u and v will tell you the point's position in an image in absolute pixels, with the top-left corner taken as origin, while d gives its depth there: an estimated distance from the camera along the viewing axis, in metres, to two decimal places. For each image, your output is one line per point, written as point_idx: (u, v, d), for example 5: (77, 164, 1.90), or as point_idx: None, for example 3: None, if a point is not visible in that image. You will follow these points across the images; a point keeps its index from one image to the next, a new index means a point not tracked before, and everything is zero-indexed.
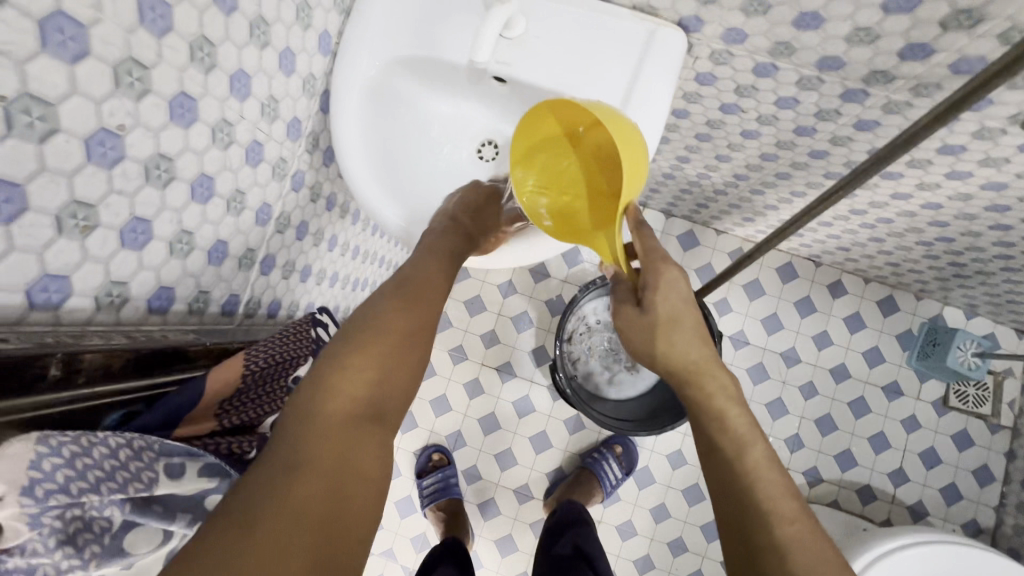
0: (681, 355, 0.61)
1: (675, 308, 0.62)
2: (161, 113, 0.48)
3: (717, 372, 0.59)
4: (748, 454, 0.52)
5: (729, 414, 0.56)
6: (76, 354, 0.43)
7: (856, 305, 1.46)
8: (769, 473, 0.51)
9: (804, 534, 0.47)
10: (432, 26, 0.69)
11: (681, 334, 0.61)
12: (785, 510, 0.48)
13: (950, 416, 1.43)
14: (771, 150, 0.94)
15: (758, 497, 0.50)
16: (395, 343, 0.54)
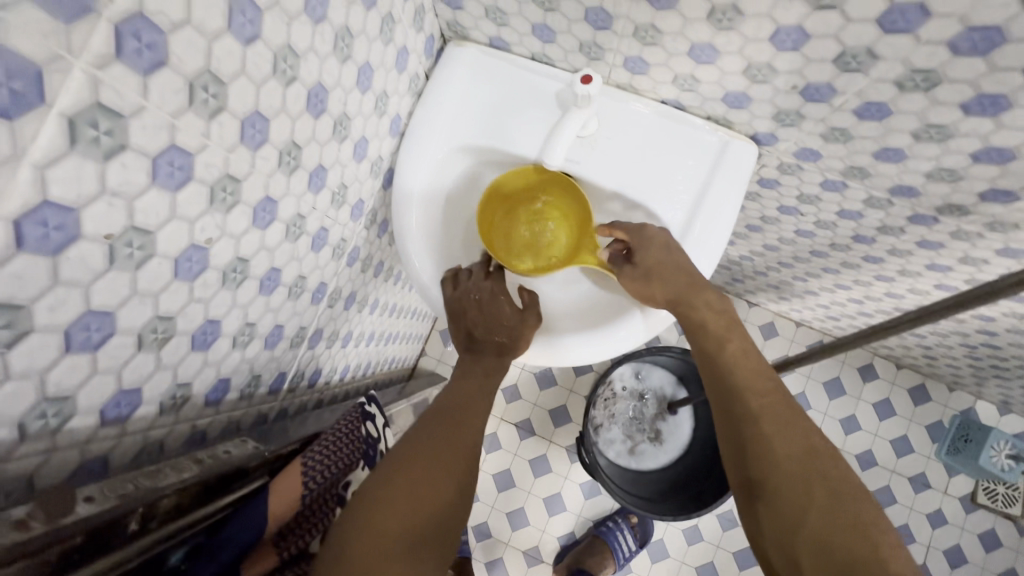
0: (683, 286, 0.61)
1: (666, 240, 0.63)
2: (245, 219, 0.47)
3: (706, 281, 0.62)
4: (732, 346, 0.58)
5: (714, 317, 0.60)
6: (155, 502, 0.41)
7: (886, 391, 1.44)
8: (752, 366, 0.56)
9: (780, 408, 0.52)
10: (504, 121, 0.71)
11: (678, 270, 0.62)
12: (762, 387, 0.54)
13: (979, 513, 1.38)
14: (823, 249, 0.93)
15: (740, 380, 0.55)
16: (432, 463, 0.55)
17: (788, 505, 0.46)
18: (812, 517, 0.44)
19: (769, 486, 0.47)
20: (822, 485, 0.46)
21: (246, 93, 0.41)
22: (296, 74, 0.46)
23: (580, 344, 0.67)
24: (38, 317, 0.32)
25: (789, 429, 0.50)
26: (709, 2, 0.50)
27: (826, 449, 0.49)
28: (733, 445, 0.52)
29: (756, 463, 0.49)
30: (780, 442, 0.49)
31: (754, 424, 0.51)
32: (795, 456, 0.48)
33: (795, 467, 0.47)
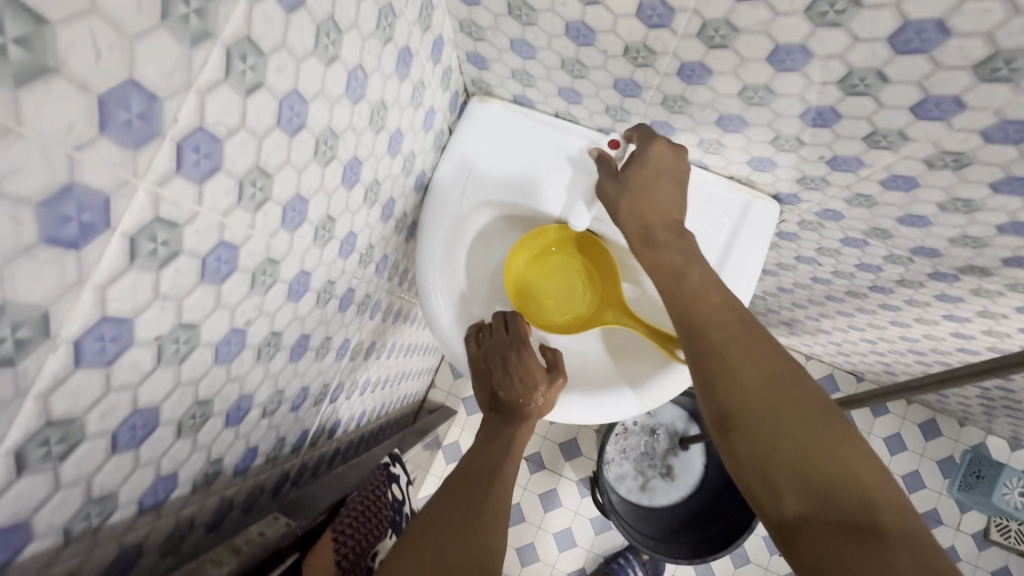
0: (657, 215, 0.58)
1: (660, 168, 0.58)
2: (281, 295, 0.47)
3: (675, 219, 0.58)
4: (695, 282, 0.53)
5: (677, 257, 0.55)
6: None
7: (896, 425, 1.44)
8: (715, 299, 0.51)
9: (746, 336, 0.47)
10: (527, 176, 0.71)
11: (655, 194, 0.58)
12: (724, 321, 0.49)
13: (992, 550, 1.37)
14: (838, 294, 0.94)
15: (703, 315, 0.51)
16: (460, 524, 0.53)
17: (761, 433, 0.42)
18: (786, 440, 0.41)
19: (739, 417, 0.43)
20: (793, 410, 0.42)
21: (289, 180, 0.42)
22: (334, 153, 0.47)
23: (573, 409, 0.67)
24: (89, 426, 0.32)
25: (754, 355, 0.45)
26: (741, 80, 0.50)
27: (798, 373, 0.45)
28: (699, 377, 0.48)
29: (723, 395, 0.45)
30: (748, 373, 0.45)
31: (718, 358, 0.47)
32: (762, 383, 0.44)
33: (766, 395, 0.43)
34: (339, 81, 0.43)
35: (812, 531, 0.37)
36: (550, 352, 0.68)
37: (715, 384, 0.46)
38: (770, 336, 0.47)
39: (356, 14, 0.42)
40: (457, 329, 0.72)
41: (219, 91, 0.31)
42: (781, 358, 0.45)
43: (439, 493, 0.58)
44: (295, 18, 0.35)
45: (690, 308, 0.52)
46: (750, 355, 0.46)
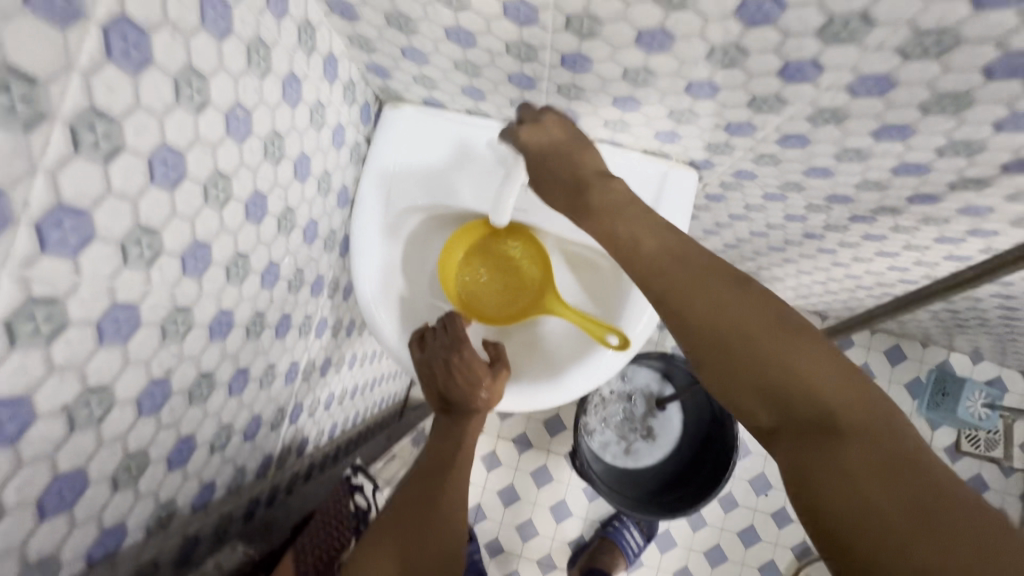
0: (561, 193, 0.53)
1: (546, 143, 0.54)
2: (203, 338, 0.48)
3: (587, 173, 0.52)
4: (624, 233, 0.48)
5: (598, 215, 0.50)
6: None
7: (862, 355, 1.49)
8: (648, 243, 0.46)
9: (688, 273, 0.43)
10: (448, 175, 0.72)
11: (555, 176, 0.53)
12: (664, 270, 0.44)
13: (964, 460, 1.45)
14: (779, 244, 0.97)
15: (643, 260, 0.46)
16: (416, 518, 0.56)
17: (720, 370, 0.40)
18: (745, 373, 0.39)
19: (705, 364, 0.41)
20: (747, 341, 0.39)
21: (181, 231, 0.42)
22: (229, 194, 0.47)
23: (530, 397, 0.70)
24: (7, 499, 0.34)
25: (699, 296, 0.41)
26: (620, 65, 0.51)
27: (751, 293, 0.41)
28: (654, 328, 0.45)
29: (691, 352, 0.42)
30: (702, 319, 0.41)
31: (667, 308, 0.43)
32: (711, 324, 0.40)
33: (716, 337, 0.40)
34: (216, 124, 0.43)
35: (790, 451, 0.36)
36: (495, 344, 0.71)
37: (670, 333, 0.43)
38: (713, 265, 0.43)
39: (219, 58, 0.42)
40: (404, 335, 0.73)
41: (73, 167, 0.32)
42: (727, 287, 0.42)
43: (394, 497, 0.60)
44: (144, 76, 0.36)
45: (627, 259, 0.47)
46: (693, 297, 0.42)
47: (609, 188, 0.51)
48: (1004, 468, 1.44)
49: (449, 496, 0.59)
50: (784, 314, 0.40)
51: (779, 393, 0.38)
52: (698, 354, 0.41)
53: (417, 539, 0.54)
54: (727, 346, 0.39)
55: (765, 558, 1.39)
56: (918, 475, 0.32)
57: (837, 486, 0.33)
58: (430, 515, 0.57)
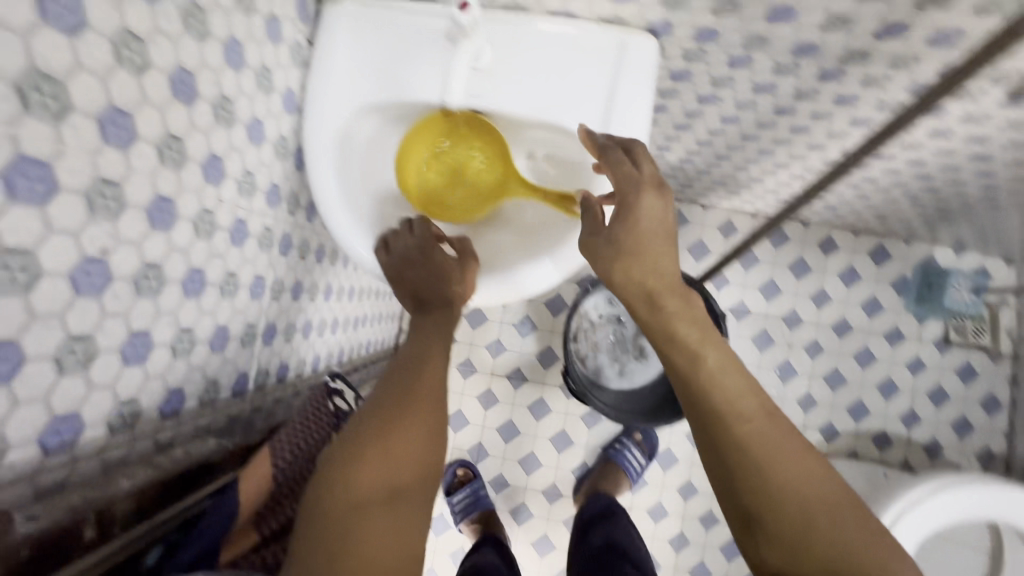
0: (649, 274, 0.57)
1: (643, 192, 0.58)
2: (141, 222, 0.46)
3: (666, 279, 0.57)
4: (709, 363, 0.55)
5: (688, 325, 0.56)
6: (106, 510, 0.47)
7: (848, 259, 1.48)
8: (734, 386, 0.54)
9: (769, 429, 0.53)
10: (398, 69, 0.68)
11: (647, 249, 0.57)
12: (746, 411, 0.53)
13: (953, 352, 1.46)
14: (752, 131, 0.94)
15: (724, 406, 0.53)
16: (397, 402, 0.55)
17: (795, 533, 0.49)
18: (819, 538, 0.48)
19: (776, 508, 0.50)
20: (821, 513, 0.49)
21: (93, 90, 0.39)
22: (147, 61, 0.44)
23: (515, 290, 0.69)
24: None
25: (783, 456, 0.51)
26: None
27: (812, 461, 0.52)
28: (727, 471, 0.52)
29: (769, 517, 0.50)
30: (781, 470, 0.51)
31: (750, 459, 0.51)
32: (796, 489, 0.50)
33: (798, 501, 0.50)
34: None
35: None
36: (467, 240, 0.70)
37: (750, 483, 0.51)
38: (786, 423, 0.54)
39: None
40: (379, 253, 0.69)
41: None
42: (800, 448, 0.52)
43: (374, 387, 0.58)
44: None
45: (712, 394, 0.54)
46: (781, 458, 0.51)
47: (684, 297, 0.58)
48: (993, 355, 1.46)
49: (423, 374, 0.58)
50: (836, 483, 0.52)
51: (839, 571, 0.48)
52: (775, 519, 0.50)
53: (392, 425, 0.53)
54: (803, 505, 0.50)
55: None
56: None
57: None
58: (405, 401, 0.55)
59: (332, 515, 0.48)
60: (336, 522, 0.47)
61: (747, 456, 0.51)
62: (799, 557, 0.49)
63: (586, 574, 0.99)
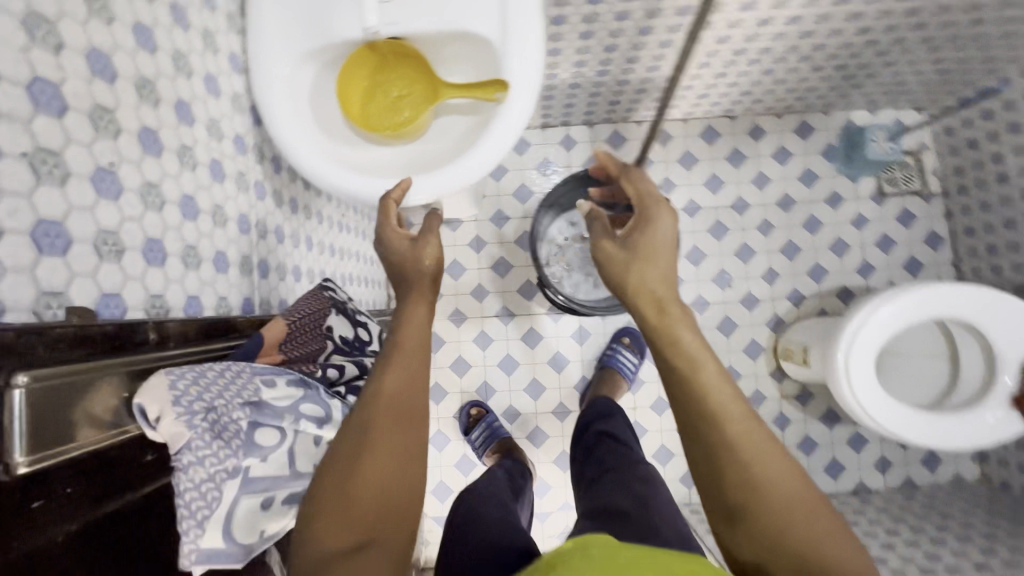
0: (654, 276, 0.67)
1: (658, 219, 0.71)
2: (136, 146, 0.57)
3: (671, 286, 0.67)
4: (709, 375, 0.61)
5: (693, 337, 0.63)
6: (163, 325, 0.56)
7: (777, 140, 1.61)
8: (730, 399, 0.60)
9: (757, 438, 0.58)
10: (321, 16, 0.78)
11: (654, 257, 0.68)
12: (737, 416, 0.59)
13: (889, 201, 1.60)
14: (646, 23, 1.06)
15: (714, 415, 0.59)
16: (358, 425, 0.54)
17: (776, 533, 0.54)
18: (797, 539, 0.53)
19: (758, 509, 0.55)
20: (798, 516, 0.54)
21: (76, 31, 0.50)
22: (112, 14, 0.55)
23: (475, 163, 0.79)
24: (3, 221, 0.42)
25: (767, 463, 0.56)
26: None
27: (793, 472, 0.57)
28: (716, 476, 0.57)
29: (750, 519, 0.55)
30: (769, 477, 0.56)
31: (740, 462, 0.56)
32: (779, 489, 0.55)
33: (779, 502, 0.55)
34: None
35: None
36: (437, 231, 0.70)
37: (736, 483, 0.56)
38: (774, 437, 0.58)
39: None
40: (356, 174, 0.80)
41: None
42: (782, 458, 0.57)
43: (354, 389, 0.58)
44: None
45: (703, 397, 0.59)
46: (769, 461, 0.56)
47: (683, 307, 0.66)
48: (925, 197, 1.60)
49: (400, 381, 0.57)
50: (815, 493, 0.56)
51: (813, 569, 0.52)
52: (757, 519, 0.55)
53: (353, 442, 0.53)
54: (782, 514, 0.54)
55: (747, 339, 1.56)
56: None
57: None
58: (374, 415, 0.54)
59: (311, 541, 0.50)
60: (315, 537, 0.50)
61: (735, 454, 0.57)
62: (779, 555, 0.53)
63: (585, 467, 1.09)
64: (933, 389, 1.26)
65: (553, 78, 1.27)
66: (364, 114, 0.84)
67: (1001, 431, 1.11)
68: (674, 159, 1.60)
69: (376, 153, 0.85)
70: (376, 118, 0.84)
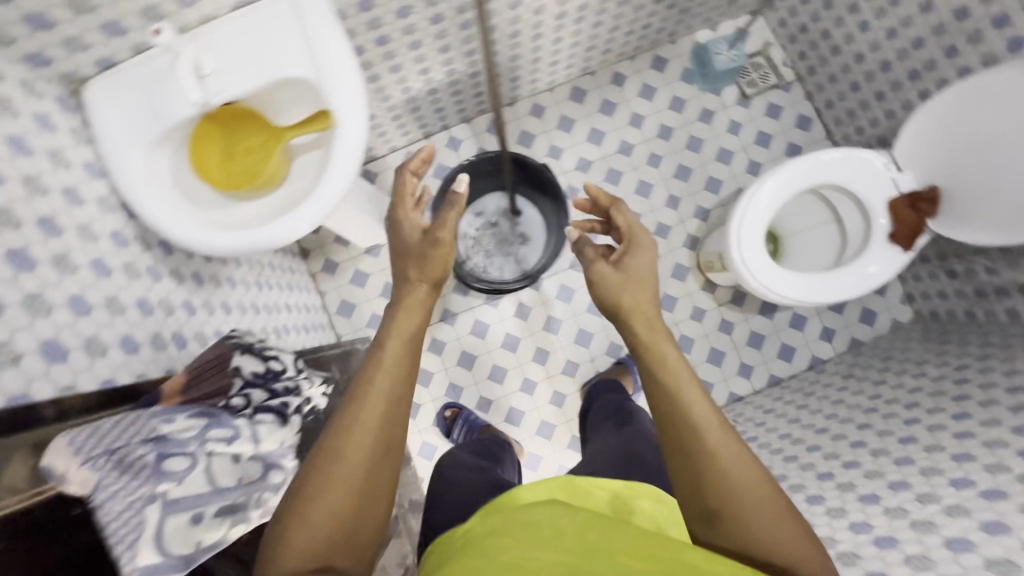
0: (636, 290, 0.98)
1: (640, 255, 1.02)
2: (6, 267, 0.65)
3: (646, 300, 0.97)
4: (675, 357, 0.88)
5: (662, 337, 0.92)
6: (61, 402, 0.65)
7: (639, 80, 1.73)
8: (690, 373, 0.85)
9: (707, 399, 0.82)
10: (155, 104, 0.86)
11: (637, 283, 0.99)
12: (694, 384, 0.84)
13: (754, 101, 1.73)
14: (461, 19, 1.17)
15: (676, 378, 0.85)
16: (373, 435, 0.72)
17: (701, 453, 0.78)
18: (719, 462, 0.76)
19: (696, 441, 0.79)
20: (723, 452, 0.77)
21: None
22: None
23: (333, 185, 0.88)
24: None
25: (711, 414, 0.80)
26: None
27: (730, 429, 0.79)
28: (671, 417, 0.83)
29: (686, 444, 0.79)
30: (711, 421, 0.79)
31: (689, 409, 0.82)
32: (712, 429, 0.79)
33: (709, 434, 0.79)
34: None
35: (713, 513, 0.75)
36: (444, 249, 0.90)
37: (686, 422, 0.81)
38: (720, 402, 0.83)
39: None
40: (222, 231, 0.88)
41: None
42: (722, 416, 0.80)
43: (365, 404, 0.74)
44: None
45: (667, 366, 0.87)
46: (712, 415, 0.80)
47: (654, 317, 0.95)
48: (784, 87, 1.74)
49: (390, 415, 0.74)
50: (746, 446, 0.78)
51: (723, 484, 0.75)
52: (691, 445, 0.79)
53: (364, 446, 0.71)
54: (715, 450, 0.77)
55: (670, 265, 1.67)
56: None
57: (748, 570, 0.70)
58: (378, 433, 0.72)
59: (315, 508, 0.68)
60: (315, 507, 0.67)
61: (688, 404, 0.82)
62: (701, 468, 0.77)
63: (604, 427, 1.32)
64: (829, 256, 1.38)
65: (407, 91, 1.37)
66: (232, 176, 0.92)
67: (891, 266, 1.22)
68: (553, 127, 1.71)
69: (241, 209, 0.93)
70: (243, 176, 0.92)
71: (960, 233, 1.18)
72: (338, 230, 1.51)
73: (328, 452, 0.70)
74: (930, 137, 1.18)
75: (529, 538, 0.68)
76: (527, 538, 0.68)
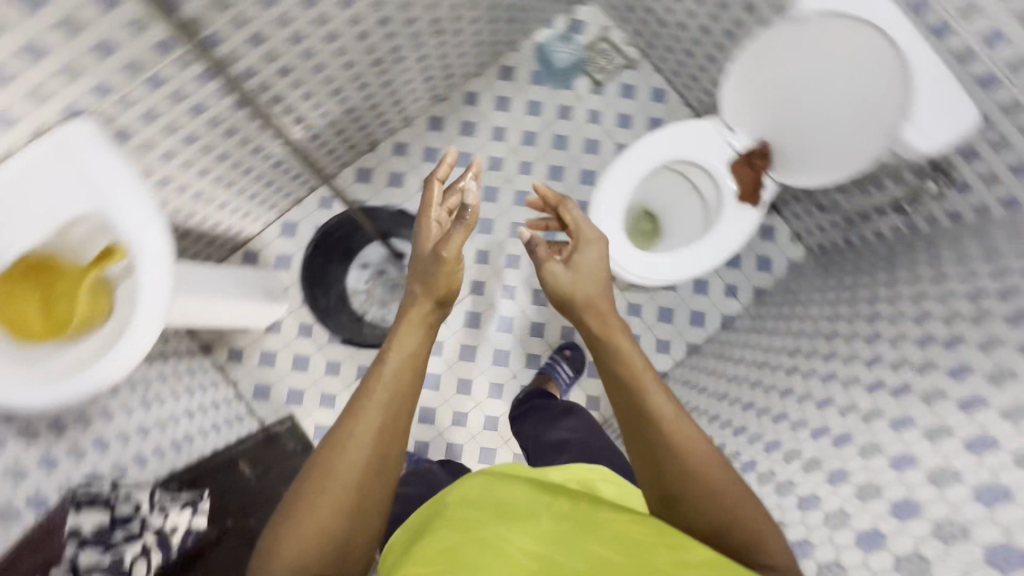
0: (587, 281, 1.05)
1: (590, 240, 1.09)
2: None
3: (595, 289, 1.04)
4: (618, 344, 0.93)
5: (601, 326, 0.98)
6: None
7: (491, 94, 1.74)
8: (635, 358, 0.89)
9: (651, 378, 0.86)
10: None
11: (588, 274, 1.06)
12: (637, 364, 0.88)
13: (606, 86, 1.76)
14: (268, 94, 1.16)
15: (617, 358, 0.89)
16: (374, 439, 0.78)
17: (662, 418, 0.81)
18: (676, 427, 0.80)
19: (653, 412, 0.82)
20: (678, 421, 0.81)
21: None
22: None
23: (152, 299, 0.87)
24: None
25: (655, 386, 0.85)
26: None
27: (677, 407, 0.84)
28: (622, 391, 0.86)
29: (645, 412, 0.83)
30: (662, 397, 0.84)
31: (639, 384, 0.85)
32: (664, 399, 0.84)
33: (666, 403, 0.83)
34: None
35: (670, 475, 0.78)
36: (447, 266, 0.97)
37: (644, 394, 0.84)
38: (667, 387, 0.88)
39: None
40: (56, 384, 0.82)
41: None
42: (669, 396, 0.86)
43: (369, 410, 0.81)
44: None
45: (611, 346, 0.92)
46: (658, 386, 0.85)
47: (601, 308, 1.02)
48: (632, 65, 1.77)
49: (388, 422, 0.80)
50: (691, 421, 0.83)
51: (678, 448, 0.79)
52: (644, 412, 0.82)
53: (365, 451, 0.77)
54: (672, 419, 0.81)
55: None
56: (727, 532, 0.74)
57: (704, 517, 0.75)
58: (373, 442, 0.78)
59: (318, 506, 0.73)
60: (319, 501, 0.73)
61: (639, 382, 0.85)
62: (660, 432, 0.81)
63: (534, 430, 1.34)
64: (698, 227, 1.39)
65: (249, 170, 1.36)
66: (57, 325, 0.87)
67: (743, 226, 1.26)
68: (420, 160, 1.71)
69: (71, 355, 0.87)
70: (66, 321, 0.87)
71: (805, 177, 1.17)
72: (229, 322, 1.48)
73: (322, 466, 0.75)
74: (755, 92, 1.18)
75: (506, 512, 0.73)
76: (501, 513, 0.74)
